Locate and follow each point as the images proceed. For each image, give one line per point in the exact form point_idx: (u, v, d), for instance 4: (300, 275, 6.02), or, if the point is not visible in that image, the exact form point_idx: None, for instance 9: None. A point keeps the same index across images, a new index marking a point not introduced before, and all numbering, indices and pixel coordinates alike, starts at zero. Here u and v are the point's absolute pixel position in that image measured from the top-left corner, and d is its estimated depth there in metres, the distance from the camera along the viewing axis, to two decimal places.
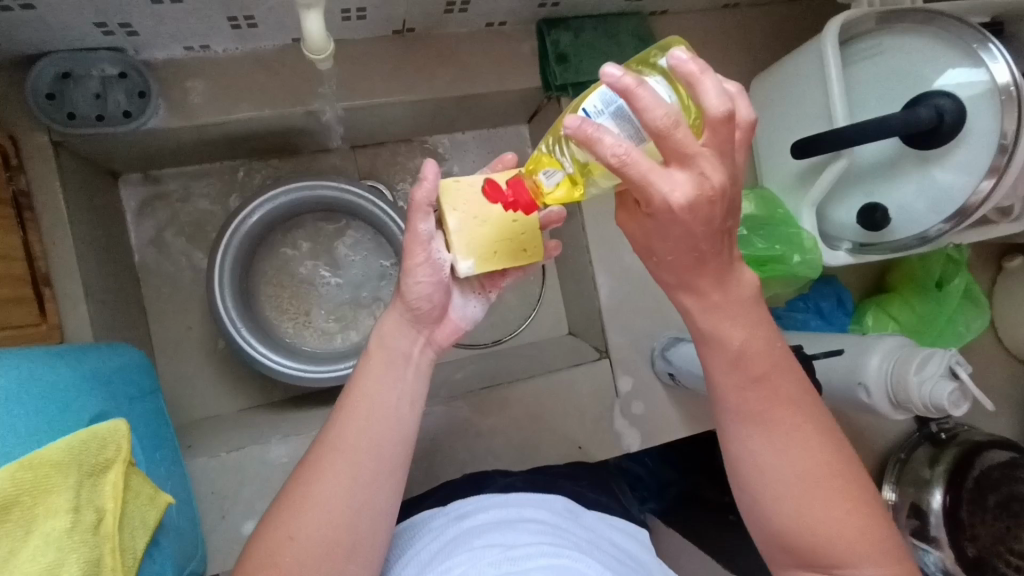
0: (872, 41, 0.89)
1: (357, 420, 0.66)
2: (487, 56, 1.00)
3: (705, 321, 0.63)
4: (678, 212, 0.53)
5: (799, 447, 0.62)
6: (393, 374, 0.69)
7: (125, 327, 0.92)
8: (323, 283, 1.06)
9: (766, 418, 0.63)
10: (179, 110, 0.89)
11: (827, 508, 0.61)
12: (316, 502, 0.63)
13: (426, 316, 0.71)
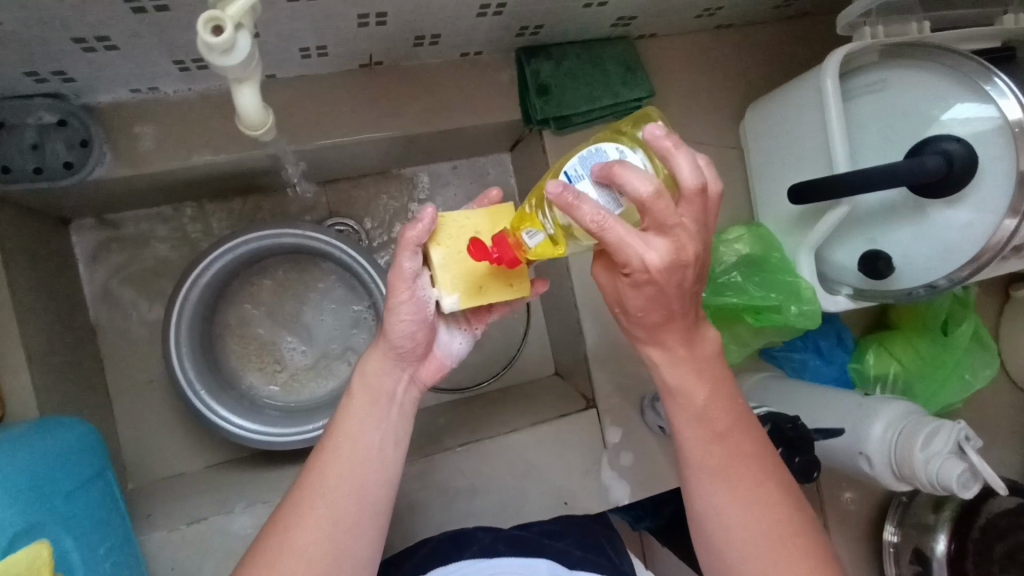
0: (875, 75, 0.82)
1: (339, 462, 0.61)
2: (463, 88, 0.93)
3: (672, 375, 0.62)
4: (656, 275, 0.51)
5: (766, 504, 0.59)
6: (375, 413, 0.64)
7: (77, 389, 0.86)
8: (287, 352, 1.02)
9: (734, 474, 0.60)
10: (126, 157, 0.82)
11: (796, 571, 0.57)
12: (293, 551, 0.57)
13: (413, 354, 0.66)
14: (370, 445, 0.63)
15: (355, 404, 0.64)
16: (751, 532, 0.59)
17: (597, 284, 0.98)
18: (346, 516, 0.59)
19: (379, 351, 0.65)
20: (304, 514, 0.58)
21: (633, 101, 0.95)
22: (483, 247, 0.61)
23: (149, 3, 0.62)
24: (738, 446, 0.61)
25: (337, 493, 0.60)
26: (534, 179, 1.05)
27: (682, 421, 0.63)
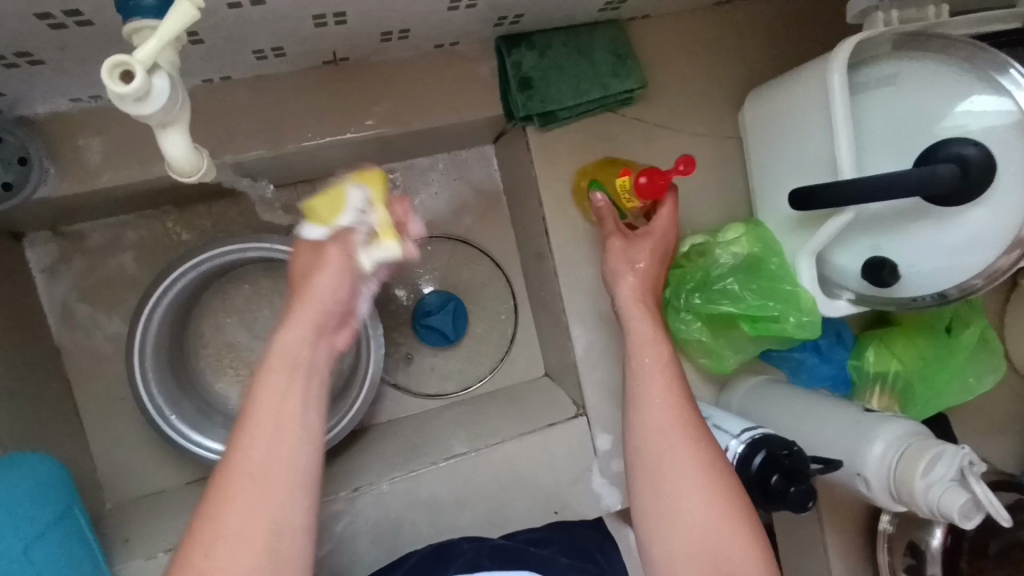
0: (887, 68, 0.74)
1: (265, 441, 0.57)
2: (437, 82, 0.86)
3: (639, 329, 0.75)
4: (663, 234, 0.81)
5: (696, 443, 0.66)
6: (295, 379, 0.60)
7: (41, 413, 0.82)
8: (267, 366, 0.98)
9: (673, 416, 0.68)
10: (73, 173, 0.76)
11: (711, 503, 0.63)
12: (230, 533, 0.54)
13: (334, 317, 0.63)
14: (297, 412, 0.59)
15: (277, 370, 0.60)
16: (692, 476, 0.64)
17: (586, 288, 0.93)
18: (285, 489, 0.57)
19: (299, 317, 0.61)
20: (243, 487, 0.56)
21: (623, 93, 0.88)
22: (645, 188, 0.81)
23: (68, 18, 0.55)
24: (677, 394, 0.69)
25: (271, 466, 0.57)
26: (519, 174, 0.98)
27: (645, 375, 0.71)
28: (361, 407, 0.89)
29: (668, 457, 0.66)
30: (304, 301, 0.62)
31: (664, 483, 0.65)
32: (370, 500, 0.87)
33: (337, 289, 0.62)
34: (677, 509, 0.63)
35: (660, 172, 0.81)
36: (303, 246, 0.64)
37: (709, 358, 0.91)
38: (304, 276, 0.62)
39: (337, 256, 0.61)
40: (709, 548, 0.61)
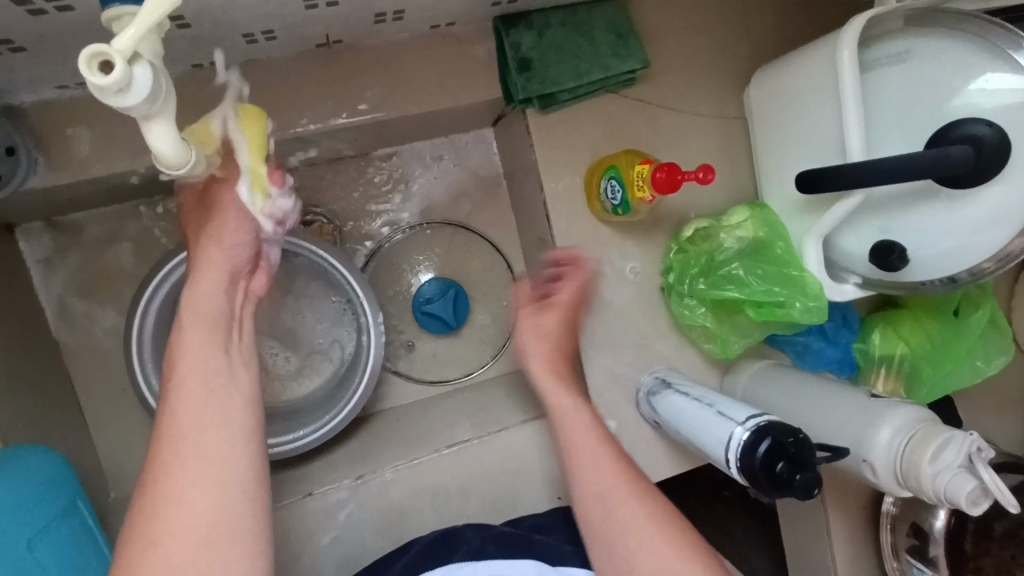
0: (897, 44, 0.71)
1: (194, 399, 0.58)
2: (433, 64, 0.84)
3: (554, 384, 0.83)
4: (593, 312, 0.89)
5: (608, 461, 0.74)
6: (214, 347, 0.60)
7: (41, 405, 0.82)
8: (268, 360, 0.96)
9: (585, 443, 0.77)
10: (62, 163, 0.74)
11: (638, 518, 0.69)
12: (177, 491, 0.54)
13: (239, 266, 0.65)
14: (221, 373, 0.60)
15: (194, 340, 0.60)
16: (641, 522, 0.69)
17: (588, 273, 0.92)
18: (222, 448, 0.57)
19: (203, 275, 0.62)
20: (179, 458, 0.55)
21: (625, 74, 0.86)
22: (660, 179, 0.75)
23: (48, 4, 0.53)
24: (585, 423, 0.78)
25: (206, 429, 0.57)
26: (519, 158, 0.96)
27: (562, 409, 0.80)
28: (363, 396, 0.88)
29: (619, 500, 0.71)
30: (206, 262, 0.63)
31: (622, 536, 0.69)
32: (374, 489, 0.87)
33: (237, 240, 0.64)
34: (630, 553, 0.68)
35: (679, 166, 0.74)
36: (193, 205, 0.65)
37: (714, 343, 0.90)
38: (200, 233, 0.64)
39: (232, 206, 0.64)
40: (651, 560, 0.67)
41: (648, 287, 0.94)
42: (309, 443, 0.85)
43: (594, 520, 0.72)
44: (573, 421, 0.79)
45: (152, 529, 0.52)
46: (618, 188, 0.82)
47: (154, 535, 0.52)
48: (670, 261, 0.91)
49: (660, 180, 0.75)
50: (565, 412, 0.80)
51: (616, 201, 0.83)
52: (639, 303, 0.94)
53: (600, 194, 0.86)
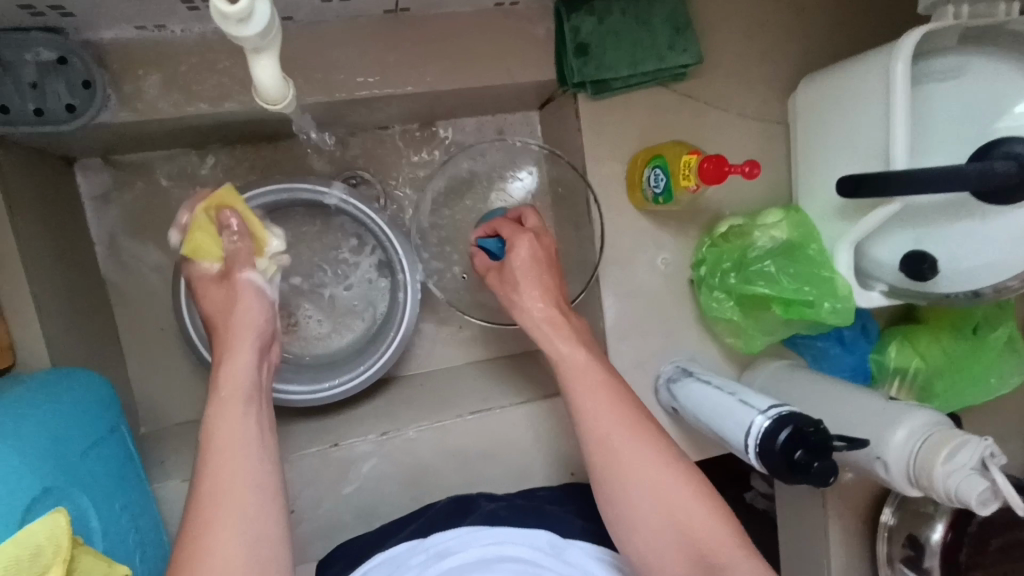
0: (952, 61, 0.73)
1: (227, 460, 0.60)
2: (493, 40, 0.86)
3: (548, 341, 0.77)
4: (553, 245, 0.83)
5: (605, 398, 0.71)
6: (242, 415, 0.63)
7: (84, 336, 0.86)
8: (303, 319, 0.99)
9: (586, 385, 0.72)
10: (131, 101, 0.77)
11: (637, 457, 0.68)
12: (216, 550, 0.55)
13: (265, 340, 0.71)
14: (251, 441, 0.62)
15: (226, 408, 0.63)
16: (657, 481, 0.66)
17: (622, 260, 0.94)
18: (254, 515, 0.57)
19: (237, 346, 0.68)
20: (215, 520, 0.56)
21: (678, 67, 0.88)
22: (710, 170, 0.77)
23: None
24: (582, 365, 0.74)
25: (238, 503, 0.58)
26: (565, 142, 0.99)
27: (561, 358, 0.76)
28: (398, 347, 0.93)
29: (632, 469, 0.67)
30: (237, 337, 0.68)
31: (635, 500, 0.66)
32: (400, 445, 0.91)
33: (260, 312, 0.71)
34: (644, 516, 0.66)
35: (727, 159, 0.76)
36: (219, 292, 0.73)
37: (738, 338, 0.94)
38: (226, 319, 0.70)
39: (253, 290, 0.72)
40: (654, 499, 0.66)
41: (678, 279, 0.96)
42: (348, 389, 0.91)
43: (604, 495, 0.68)
44: (584, 394, 0.72)
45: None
46: (661, 177, 0.84)
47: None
48: (702, 255, 0.94)
49: (710, 170, 0.77)
50: (564, 357, 0.75)
51: (659, 189, 0.85)
52: (667, 293, 0.96)
53: (642, 181, 0.89)
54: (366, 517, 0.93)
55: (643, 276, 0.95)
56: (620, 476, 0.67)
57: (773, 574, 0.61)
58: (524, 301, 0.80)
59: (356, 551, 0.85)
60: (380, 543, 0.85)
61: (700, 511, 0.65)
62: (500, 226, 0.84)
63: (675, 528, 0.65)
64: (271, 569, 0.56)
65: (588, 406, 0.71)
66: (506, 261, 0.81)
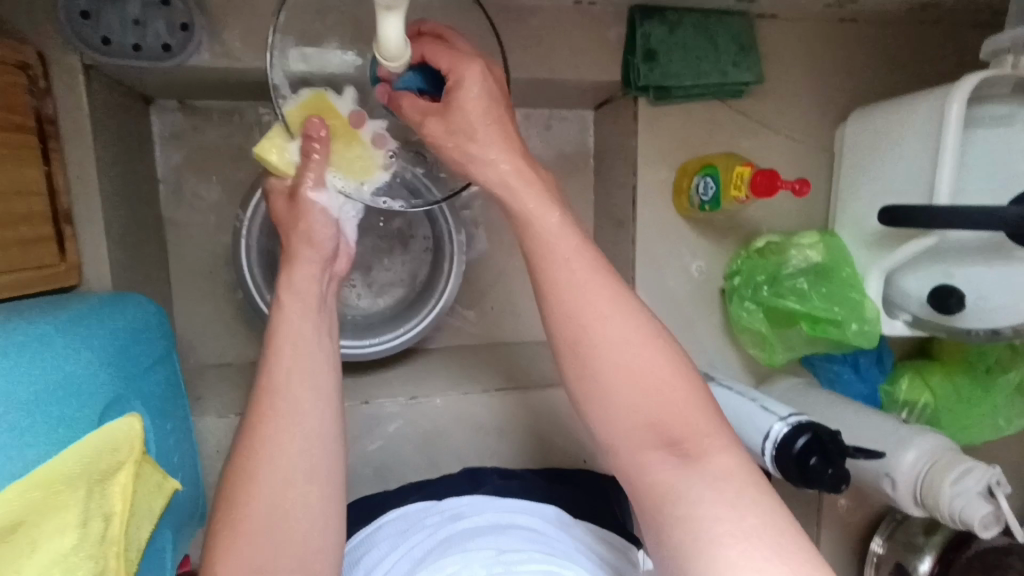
0: (1004, 108, 0.76)
1: (294, 394, 0.65)
2: (565, 35, 0.90)
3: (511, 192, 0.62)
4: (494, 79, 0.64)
5: (569, 265, 0.60)
6: (298, 353, 0.67)
7: (141, 267, 0.90)
8: (348, 287, 1.03)
9: (549, 248, 0.60)
10: (221, 50, 0.81)
11: (601, 331, 0.59)
12: (272, 468, 0.61)
13: (327, 257, 0.75)
14: (322, 376, 0.67)
15: (289, 349, 0.67)
16: (631, 357, 0.58)
17: (659, 262, 0.98)
18: (310, 447, 0.63)
19: (302, 256, 0.74)
20: (266, 449, 0.62)
21: (737, 84, 0.92)
22: (766, 183, 0.80)
23: None
24: (548, 228, 0.61)
25: (295, 430, 0.63)
26: (617, 143, 1.02)
27: (529, 221, 0.61)
28: (434, 315, 0.98)
29: (599, 347, 0.58)
30: (300, 250, 0.74)
31: (605, 379, 0.58)
32: (425, 410, 0.94)
33: (325, 227, 0.75)
34: (612, 395, 0.58)
35: (779, 174, 0.80)
36: (282, 205, 0.76)
37: (761, 349, 0.97)
38: (291, 231, 0.74)
39: (318, 208, 0.74)
40: (622, 380, 0.58)
41: (708, 286, 1.00)
42: (382, 348, 0.95)
43: (568, 375, 0.60)
44: (552, 254, 0.60)
45: (249, 495, 0.60)
46: (714, 184, 0.88)
47: (248, 497, 0.60)
48: (737, 266, 0.97)
49: (766, 184, 0.80)
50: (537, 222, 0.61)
51: (707, 197, 0.89)
52: (696, 299, 1.00)
53: (688, 189, 0.94)
54: (382, 477, 0.96)
55: (676, 280, 0.99)
56: (586, 354, 0.59)
57: (752, 466, 0.56)
58: (518, 192, 0.62)
59: (370, 506, 0.89)
60: (394, 503, 0.88)
61: (671, 387, 0.58)
62: (430, 56, 0.62)
63: (647, 407, 0.57)
64: (323, 492, 0.63)
65: (561, 270, 0.60)
66: (450, 106, 0.62)
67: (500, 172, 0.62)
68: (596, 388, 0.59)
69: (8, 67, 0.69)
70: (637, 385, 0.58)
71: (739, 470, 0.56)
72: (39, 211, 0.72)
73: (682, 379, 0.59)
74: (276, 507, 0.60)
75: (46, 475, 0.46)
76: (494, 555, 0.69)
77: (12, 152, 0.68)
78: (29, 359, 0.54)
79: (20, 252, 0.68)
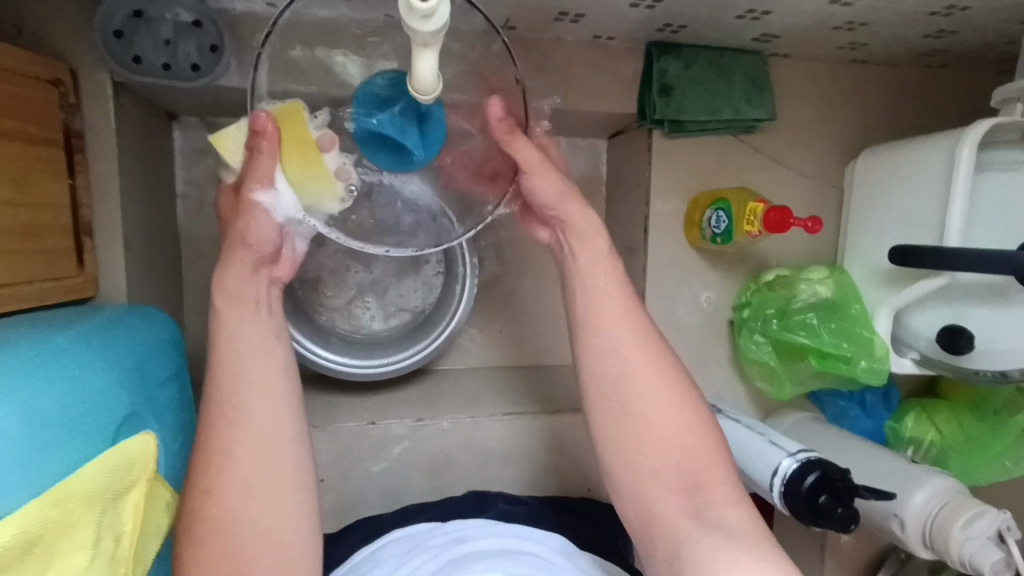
0: (1014, 154, 0.77)
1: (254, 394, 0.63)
2: (583, 68, 0.91)
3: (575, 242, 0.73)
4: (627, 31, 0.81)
5: (617, 316, 0.69)
6: (265, 364, 0.65)
7: (156, 281, 0.90)
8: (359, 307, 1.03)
9: (601, 298, 0.70)
10: (247, 72, 0.83)
11: (643, 380, 0.67)
12: (236, 471, 0.60)
13: (266, 257, 0.69)
14: (278, 378, 0.65)
15: (260, 358, 0.65)
16: (660, 406, 0.66)
17: (668, 292, 0.99)
18: (274, 449, 0.62)
19: (239, 255, 0.67)
20: (237, 463, 0.60)
21: (750, 120, 0.94)
22: (778, 218, 0.82)
23: None
24: (604, 279, 0.71)
25: (259, 431, 0.62)
26: (630, 173, 1.04)
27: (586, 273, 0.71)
28: (444, 338, 0.98)
29: (637, 394, 0.67)
30: (235, 252, 0.67)
31: (634, 420, 0.66)
32: (432, 433, 0.94)
33: (264, 229, 0.67)
34: (639, 436, 0.66)
35: (791, 212, 0.81)
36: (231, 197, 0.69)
37: (769, 383, 0.97)
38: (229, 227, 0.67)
39: (258, 209, 0.65)
40: (653, 426, 0.66)
41: (717, 317, 1.01)
42: (393, 368, 0.96)
43: (602, 414, 0.68)
44: (601, 307, 0.70)
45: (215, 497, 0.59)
46: (726, 216, 0.89)
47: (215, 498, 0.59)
48: (746, 298, 0.98)
49: (778, 219, 0.82)
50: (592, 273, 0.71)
51: (719, 230, 0.90)
52: (705, 330, 1.01)
53: (702, 221, 0.95)
54: (385, 498, 0.95)
55: (685, 311, 0.99)
56: (625, 397, 0.67)
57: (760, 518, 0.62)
58: (579, 241, 0.72)
59: (373, 527, 0.88)
60: (398, 525, 0.87)
61: (700, 439, 0.66)
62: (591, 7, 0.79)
63: (669, 452, 0.65)
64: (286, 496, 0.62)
65: (605, 321, 0.69)
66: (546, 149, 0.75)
67: (569, 215, 0.72)
68: (629, 429, 0.66)
69: (41, 82, 0.70)
70: (668, 433, 0.65)
71: (749, 524, 0.61)
72: (61, 224, 0.73)
73: (708, 435, 0.66)
74: (250, 524, 0.59)
75: (67, 491, 0.46)
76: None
77: (40, 164, 0.69)
78: (48, 374, 0.54)
79: (40, 264, 0.68)
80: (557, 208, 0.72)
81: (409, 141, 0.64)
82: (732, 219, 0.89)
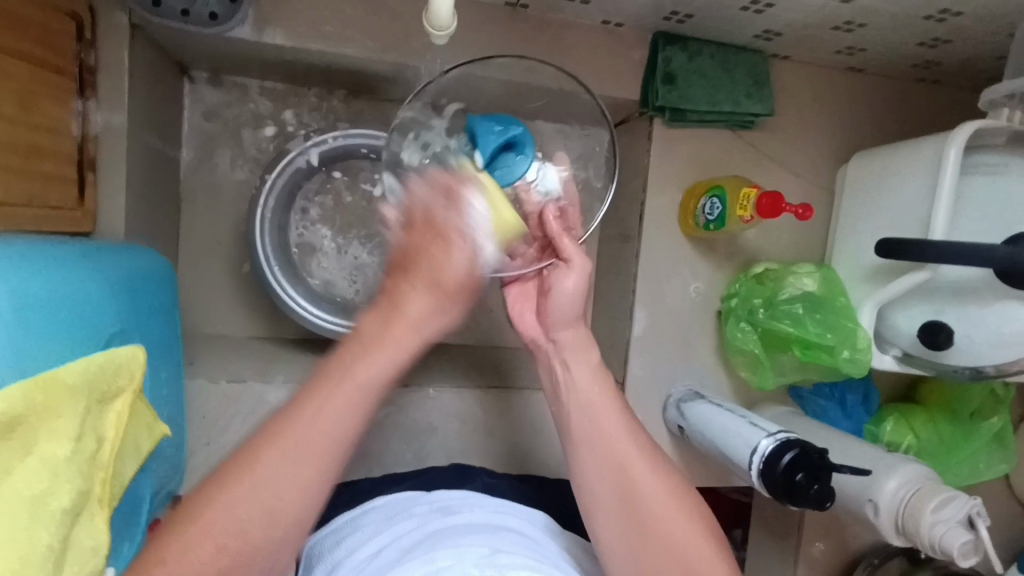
0: (997, 157, 0.80)
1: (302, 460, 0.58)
2: (590, 52, 0.94)
3: (562, 337, 0.77)
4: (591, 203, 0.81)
5: (597, 391, 0.74)
6: (349, 391, 0.60)
7: (153, 229, 0.92)
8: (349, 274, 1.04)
9: (576, 380, 0.75)
10: (262, 26, 0.84)
11: (646, 474, 0.69)
12: (247, 522, 0.56)
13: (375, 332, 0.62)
14: (331, 461, 0.59)
15: (343, 392, 0.59)
16: (667, 508, 0.67)
17: (658, 280, 1.01)
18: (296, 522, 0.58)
19: (382, 352, 0.61)
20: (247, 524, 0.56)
21: (749, 116, 0.97)
22: (773, 203, 0.84)
23: None
24: (581, 357, 0.76)
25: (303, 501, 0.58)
26: (627, 162, 1.07)
27: (566, 349, 0.77)
28: None
29: (616, 469, 0.69)
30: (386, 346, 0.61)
31: (629, 506, 0.67)
32: (416, 400, 0.95)
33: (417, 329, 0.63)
34: (630, 517, 0.67)
35: (784, 198, 0.83)
36: (459, 260, 0.63)
37: (753, 372, 1.00)
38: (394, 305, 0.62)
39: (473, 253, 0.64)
40: (638, 506, 0.67)
41: (705, 307, 1.03)
42: None
43: (580, 479, 0.71)
44: (586, 379, 0.74)
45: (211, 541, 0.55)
46: (719, 205, 0.92)
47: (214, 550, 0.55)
48: (735, 288, 1.01)
49: (772, 205, 0.83)
50: (568, 345, 0.77)
51: (712, 216, 0.93)
52: (692, 318, 1.02)
53: (694, 216, 0.97)
54: (363, 463, 0.96)
55: (673, 299, 1.01)
56: (607, 469, 0.69)
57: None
58: (572, 360, 0.76)
59: (353, 489, 0.88)
60: (376, 488, 0.87)
61: (686, 519, 0.67)
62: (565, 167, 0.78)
63: (664, 549, 0.65)
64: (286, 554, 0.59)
65: (574, 367, 0.75)
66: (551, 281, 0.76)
67: (563, 337, 0.77)
68: (621, 507, 0.67)
69: (60, 13, 0.71)
70: (664, 528, 0.66)
71: None
72: (64, 153, 0.73)
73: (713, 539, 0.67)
74: (254, 516, 0.56)
75: (54, 380, 0.46)
76: (486, 554, 0.66)
77: (51, 89, 0.70)
78: (42, 280, 0.54)
79: (41, 187, 0.69)
80: (559, 328, 0.77)
81: (481, 131, 0.72)
82: (727, 206, 0.91)
